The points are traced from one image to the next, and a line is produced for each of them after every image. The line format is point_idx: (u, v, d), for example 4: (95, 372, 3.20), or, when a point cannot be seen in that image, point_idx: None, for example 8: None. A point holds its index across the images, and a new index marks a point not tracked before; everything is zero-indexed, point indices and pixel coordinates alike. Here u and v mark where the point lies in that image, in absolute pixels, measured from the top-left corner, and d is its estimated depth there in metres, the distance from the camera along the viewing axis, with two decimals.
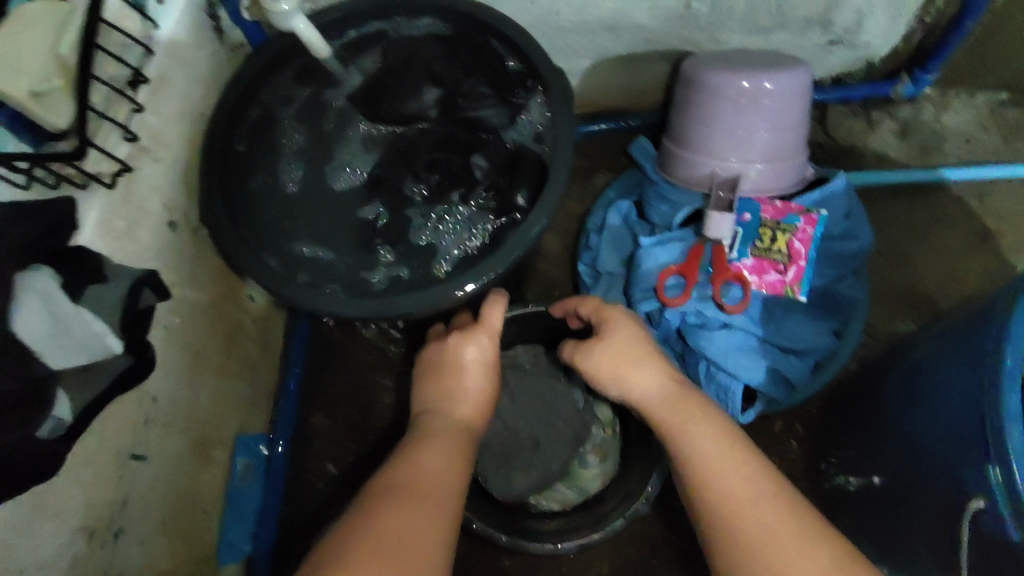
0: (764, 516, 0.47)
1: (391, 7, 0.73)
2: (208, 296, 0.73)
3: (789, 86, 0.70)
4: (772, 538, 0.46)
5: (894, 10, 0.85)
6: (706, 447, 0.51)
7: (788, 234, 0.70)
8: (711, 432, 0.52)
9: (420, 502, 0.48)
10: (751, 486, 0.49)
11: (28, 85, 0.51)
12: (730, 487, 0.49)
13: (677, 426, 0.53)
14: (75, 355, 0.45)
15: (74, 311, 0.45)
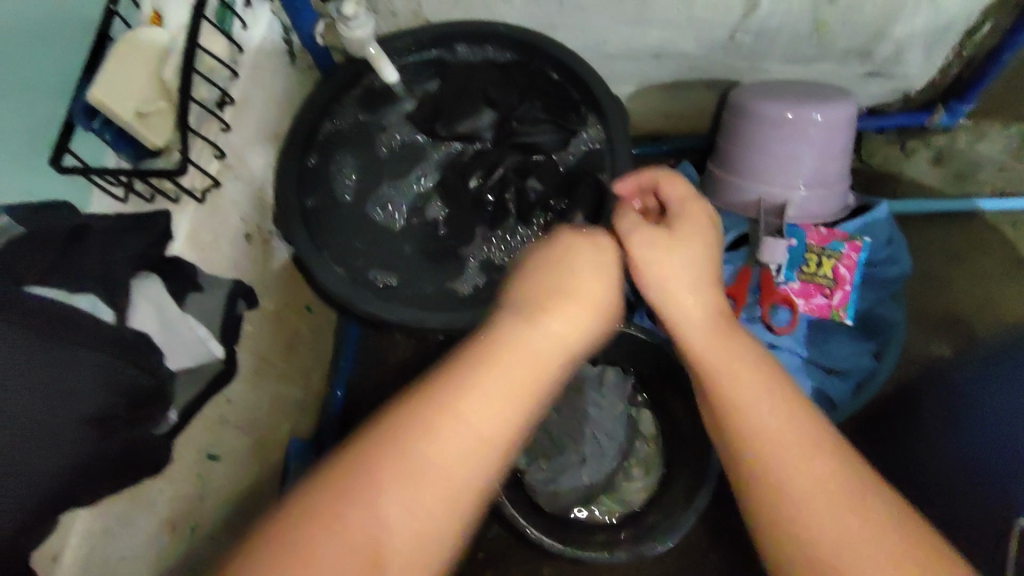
0: (826, 509, 0.36)
1: (451, 35, 0.77)
2: (274, 303, 0.77)
3: (835, 117, 0.73)
4: (836, 537, 0.35)
5: (932, 44, 0.87)
6: (770, 413, 0.40)
7: (833, 259, 0.71)
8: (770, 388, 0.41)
9: (422, 463, 0.35)
10: (824, 470, 0.37)
11: (135, 106, 0.56)
12: (797, 468, 0.37)
13: (730, 374, 0.41)
14: (185, 356, 0.51)
15: (180, 316, 0.50)
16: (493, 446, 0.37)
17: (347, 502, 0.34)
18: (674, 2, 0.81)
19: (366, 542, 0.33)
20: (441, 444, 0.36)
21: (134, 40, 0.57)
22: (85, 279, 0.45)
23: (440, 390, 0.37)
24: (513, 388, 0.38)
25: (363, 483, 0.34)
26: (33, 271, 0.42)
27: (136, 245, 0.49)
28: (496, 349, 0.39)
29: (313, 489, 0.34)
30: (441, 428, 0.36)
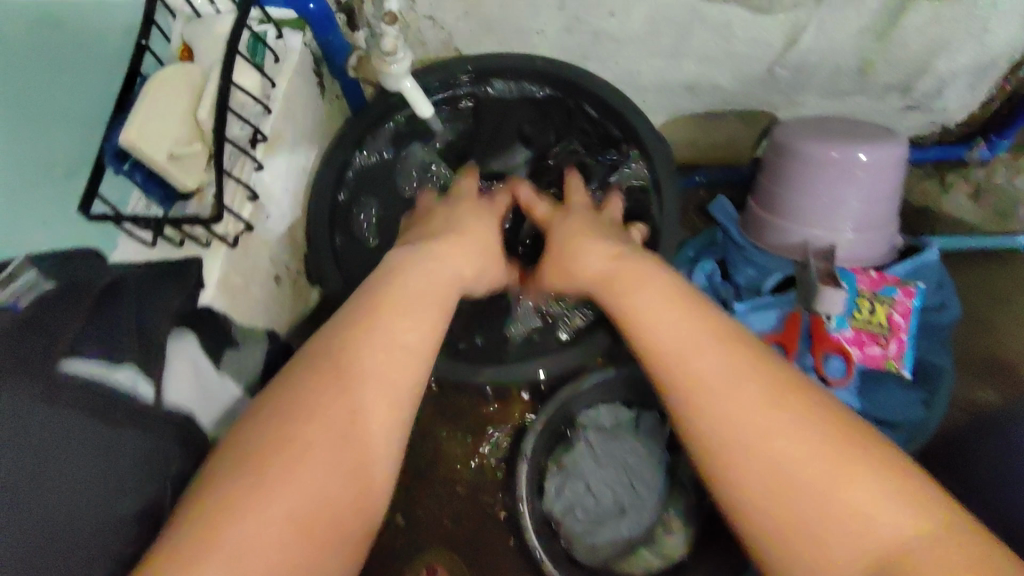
0: (733, 408, 0.46)
1: (487, 72, 0.75)
2: (300, 346, 0.74)
3: (885, 158, 0.70)
4: (755, 430, 0.44)
5: (975, 79, 0.84)
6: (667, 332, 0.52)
7: (886, 306, 0.69)
8: (655, 298, 0.54)
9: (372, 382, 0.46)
10: (730, 373, 0.47)
11: (168, 148, 0.53)
12: (700, 377, 0.48)
13: (645, 313, 0.53)
14: (223, 424, 0.51)
15: (218, 381, 0.50)
16: (413, 352, 0.48)
17: (310, 424, 0.42)
18: (711, 34, 0.77)
19: (342, 451, 0.42)
20: (370, 372, 0.45)
21: (164, 79, 0.55)
22: (120, 346, 0.42)
23: (349, 328, 0.48)
24: (428, 304, 0.52)
25: (323, 405, 0.43)
26: (64, 345, 0.39)
27: (170, 300, 0.47)
28: (398, 286, 0.52)
29: (280, 418, 0.42)
30: (375, 349, 0.47)
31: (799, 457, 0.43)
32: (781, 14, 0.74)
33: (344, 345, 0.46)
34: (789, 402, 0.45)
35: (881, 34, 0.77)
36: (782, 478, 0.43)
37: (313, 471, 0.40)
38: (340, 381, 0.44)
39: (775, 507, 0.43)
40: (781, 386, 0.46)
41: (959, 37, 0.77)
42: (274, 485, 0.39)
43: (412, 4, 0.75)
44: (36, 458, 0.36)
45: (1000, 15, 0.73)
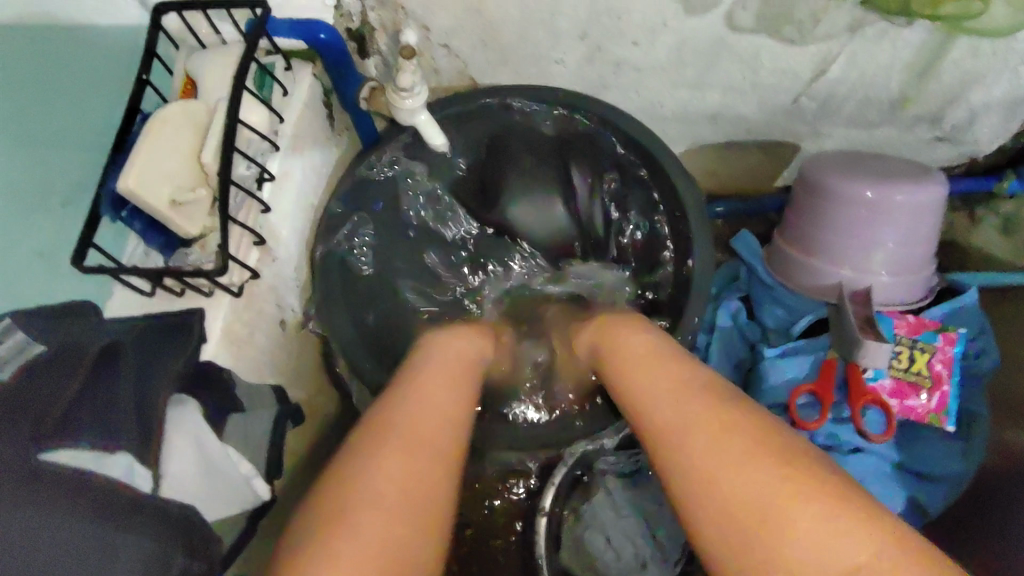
0: (698, 446, 0.47)
1: (506, 97, 0.71)
2: (306, 392, 0.70)
3: (922, 199, 0.67)
4: (710, 465, 0.46)
5: (1009, 112, 0.80)
6: (650, 379, 0.55)
7: (927, 354, 0.68)
8: (642, 349, 0.59)
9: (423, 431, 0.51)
10: (692, 411, 0.50)
11: (169, 194, 0.50)
12: (668, 417, 0.51)
13: (627, 373, 0.57)
14: (227, 504, 0.47)
15: (221, 454, 0.45)
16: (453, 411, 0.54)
17: (377, 462, 0.47)
18: (737, 65, 0.74)
19: (407, 486, 0.46)
20: (426, 430, 0.51)
21: (168, 117, 0.51)
22: (119, 427, 0.38)
23: (402, 392, 0.54)
24: (445, 381, 0.57)
25: (375, 466, 0.47)
26: (54, 433, 0.34)
27: (171, 366, 0.43)
28: (418, 374, 0.57)
29: (333, 490, 0.45)
30: (409, 413, 0.51)
31: (755, 488, 0.44)
32: (812, 45, 0.70)
33: (387, 414, 0.51)
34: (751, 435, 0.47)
35: (915, 66, 0.73)
36: (742, 506, 0.43)
37: (374, 526, 0.43)
38: (384, 443, 0.48)
39: (733, 537, 0.43)
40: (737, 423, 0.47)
41: (996, 71, 0.73)
42: (345, 539, 0.42)
43: (426, 33, 0.70)
44: (28, 546, 0.31)
45: None
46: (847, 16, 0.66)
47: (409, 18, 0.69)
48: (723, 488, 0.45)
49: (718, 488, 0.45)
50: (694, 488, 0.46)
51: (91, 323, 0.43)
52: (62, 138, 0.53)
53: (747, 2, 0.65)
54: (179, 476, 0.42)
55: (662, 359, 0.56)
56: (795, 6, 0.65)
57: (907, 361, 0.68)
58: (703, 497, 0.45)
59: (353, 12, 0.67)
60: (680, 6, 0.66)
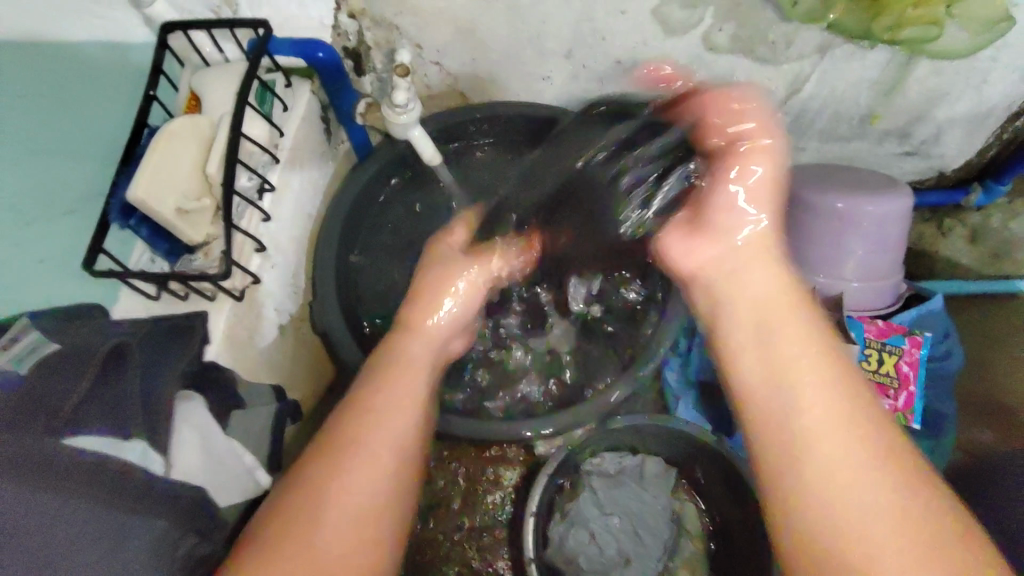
0: (835, 452, 0.37)
1: (506, 112, 0.76)
2: (300, 393, 0.72)
3: (889, 209, 0.71)
4: (839, 480, 0.36)
5: (972, 128, 0.85)
6: (800, 360, 0.41)
7: (895, 356, 0.71)
8: (794, 322, 0.43)
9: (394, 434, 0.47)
10: (836, 411, 0.39)
11: (176, 202, 0.52)
12: (824, 421, 0.38)
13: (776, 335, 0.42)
14: (233, 493, 0.50)
15: (226, 444, 0.49)
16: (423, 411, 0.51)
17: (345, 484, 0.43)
18: (715, 83, 0.78)
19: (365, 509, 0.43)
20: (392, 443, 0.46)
21: (176, 130, 0.55)
22: (128, 417, 0.41)
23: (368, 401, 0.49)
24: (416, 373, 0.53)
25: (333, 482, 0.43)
26: (67, 426, 0.37)
27: (177, 364, 0.46)
28: (389, 381, 0.50)
29: (295, 500, 0.42)
30: (364, 426, 0.46)
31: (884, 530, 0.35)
32: (786, 64, 0.74)
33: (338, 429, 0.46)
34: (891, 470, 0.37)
35: (882, 85, 0.77)
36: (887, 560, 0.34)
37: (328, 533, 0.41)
38: (335, 458, 0.44)
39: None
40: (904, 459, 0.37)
41: (958, 89, 0.78)
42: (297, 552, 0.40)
43: (420, 51, 0.74)
44: (44, 526, 0.33)
45: (1000, 69, 0.74)
46: (817, 37, 0.70)
47: (403, 37, 0.72)
48: (845, 508, 0.36)
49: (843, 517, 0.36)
50: (820, 508, 0.36)
51: (100, 324, 0.45)
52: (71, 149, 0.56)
53: (723, 24, 0.69)
54: (188, 462, 0.46)
55: (816, 344, 0.41)
56: (768, 28, 0.69)
57: (876, 363, 0.72)
58: (813, 511, 0.37)
59: (350, 32, 0.71)
60: (660, 27, 0.70)
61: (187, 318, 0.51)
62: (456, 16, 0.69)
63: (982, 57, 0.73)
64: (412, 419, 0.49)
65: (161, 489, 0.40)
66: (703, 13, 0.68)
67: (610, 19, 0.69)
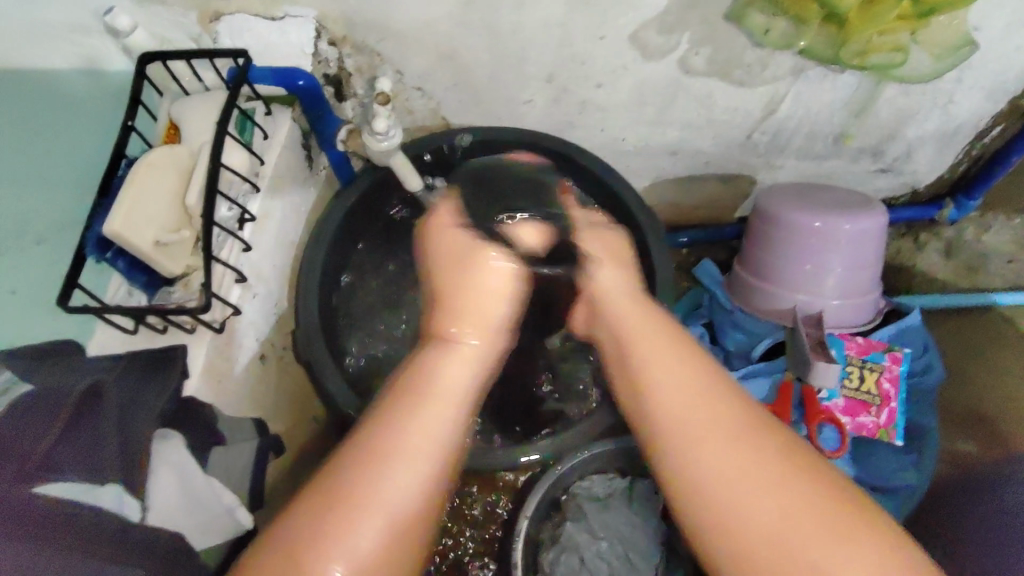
0: (725, 471, 0.42)
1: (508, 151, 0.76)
2: (283, 422, 0.71)
3: (866, 228, 0.72)
4: (720, 479, 0.42)
5: (944, 144, 0.86)
6: (655, 358, 0.48)
7: (876, 373, 0.74)
8: (666, 346, 0.48)
9: (419, 467, 0.42)
10: (708, 410, 0.44)
11: (154, 235, 0.52)
12: (668, 383, 0.46)
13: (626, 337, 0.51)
14: (213, 535, 0.50)
15: (203, 481, 0.48)
16: (442, 447, 0.43)
17: (361, 508, 0.40)
18: (693, 104, 0.79)
19: (375, 549, 0.40)
20: (416, 478, 0.41)
21: (152, 159, 0.54)
22: (104, 465, 0.40)
23: (405, 419, 0.43)
24: (455, 376, 0.46)
25: (368, 488, 0.40)
26: (39, 472, 0.36)
27: (156, 403, 0.46)
28: (442, 374, 0.46)
29: (350, 469, 0.41)
30: (404, 429, 0.43)
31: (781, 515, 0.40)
32: (761, 86, 0.76)
33: (386, 423, 0.43)
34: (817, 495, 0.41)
35: (854, 106, 0.79)
36: (717, 476, 0.42)
37: (390, 508, 0.40)
38: (388, 455, 0.42)
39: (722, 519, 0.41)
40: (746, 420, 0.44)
41: (926, 108, 0.80)
42: (362, 518, 0.40)
43: (400, 77, 0.74)
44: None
45: (965, 89, 0.76)
46: (790, 60, 0.72)
47: (385, 63, 0.72)
48: (769, 537, 0.40)
49: (707, 472, 0.42)
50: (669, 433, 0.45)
51: (76, 361, 0.45)
52: (47, 178, 0.55)
53: (699, 48, 0.70)
54: (165, 500, 0.46)
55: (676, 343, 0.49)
56: (742, 52, 0.70)
57: (858, 380, 0.74)
58: (705, 500, 0.42)
59: (331, 59, 0.69)
60: (638, 52, 0.70)
61: (164, 352, 0.50)
62: (436, 42, 0.69)
63: (948, 78, 0.74)
64: (456, 427, 0.44)
65: (130, 533, 0.40)
66: (679, 38, 0.69)
67: (589, 44, 0.69)
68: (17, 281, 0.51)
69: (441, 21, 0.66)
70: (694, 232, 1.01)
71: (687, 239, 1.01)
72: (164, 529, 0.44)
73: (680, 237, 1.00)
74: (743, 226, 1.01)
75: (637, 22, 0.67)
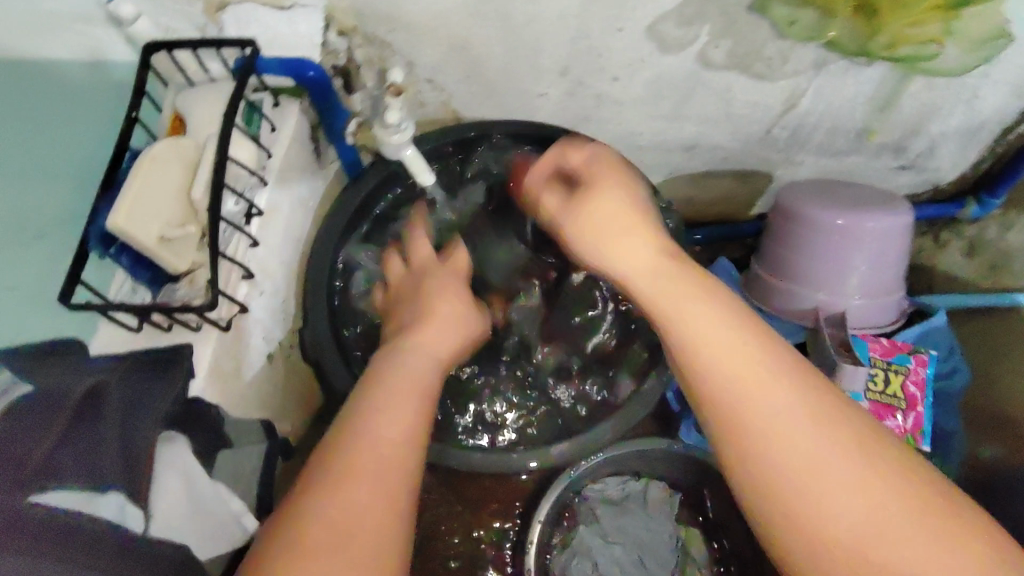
0: (812, 475, 0.36)
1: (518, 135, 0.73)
2: (291, 422, 0.70)
3: (891, 226, 0.69)
4: (814, 486, 0.36)
5: (968, 141, 0.84)
6: (713, 341, 0.41)
7: (901, 376, 0.72)
8: (718, 314, 0.42)
9: (376, 449, 0.44)
10: (789, 411, 0.38)
11: (158, 231, 0.50)
12: (730, 375, 0.40)
13: (695, 326, 0.42)
14: (222, 543, 0.49)
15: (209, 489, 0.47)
16: (400, 432, 0.46)
17: (342, 491, 0.42)
18: (712, 98, 0.76)
19: (347, 532, 0.40)
20: (377, 463, 0.43)
21: (157, 151, 0.52)
22: (107, 472, 0.38)
23: (364, 410, 0.46)
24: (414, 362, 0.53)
25: (354, 470, 0.43)
26: (38, 478, 0.34)
27: (160, 406, 0.44)
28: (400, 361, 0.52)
29: (320, 465, 0.44)
30: (371, 409, 0.47)
31: (875, 526, 0.35)
32: (782, 79, 0.73)
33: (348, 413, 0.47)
34: (839, 417, 0.38)
35: (877, 101, 0.77)
36: (811, 494, 0.36)
37: (359, 495, 0.42)
38: (349, 442, 0.44)
39: (809, 544, 0.36)
40: (838, 425, 0.38)
41: (951, 103, 0.77)
42: (339, 500, 0.41)
43: (411, 70, 0.72)
44: None
45: (992, 84, 0.74)
46: (812, 54, 0.69)
47: (395, 54, 0.70)
48: (858, 536, 0.35)
49: (795, 484, 0.37)
50: (741, 433, 0.38)
51: (77, 361, 0.43)
52: (50, 171, 0.53)
53: (719, 41, 0.68)
54: (168, 509, 0.44)
55: (744, 329, 0.41)
56: (764, 45, 0.68)
57: (883, 383, 0.72)
58: (785, 513, 0.37)
59: (340, 50, 0.67)
60: (656, 44, 0.68)
61: (168, 352, 0.48)
62: (448, 34, 0.67)
63: (976, 73, 0.72)
64: (414, 413, 0.48)
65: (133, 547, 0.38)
66: (699, 30, 0.66)
67: (606, 37, 0.67)
68: (19, 277, 0.49)
69: (454, 12, 0.64)
70: (711, 230, 0.99)
71: (703, 236, 0.99)
72: (168, 541, 0.42)
73: (696, 235, 0.98)
74: (760, 223, 0.99)
75: (655, 14, 0.64)
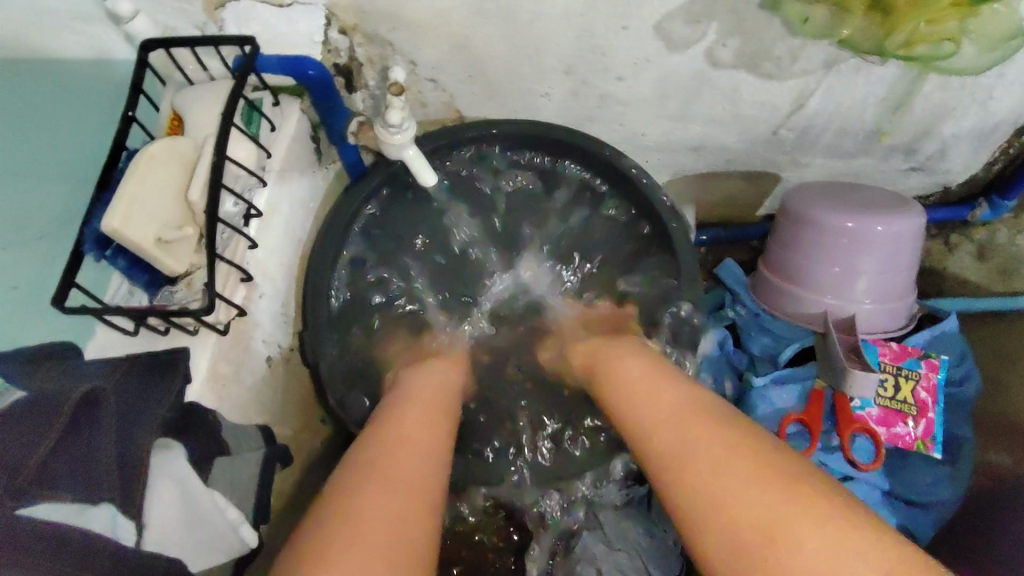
0: (706, 472, 0.48)
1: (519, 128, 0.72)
2: (292, 426, 0.69)
3: (901, 230, 0.68)
4: (711, 482, 0.47)
5: (979, 143, 0.82)
6: (635, 391, 0.59)
7: (912, 381, 0.71)
8: (642, 370, 0.61)
9: (407, 456, 0.51)
10: (687, 431, 0.52)
11: (155, 232, 0.49)
12: (653, 415, 0.55)
13: (625, 384, 0.61)
14: (217, 554, 0.48)
15: (206, 497, 0.46)
16: (428, 449, 0.53)
17: (380, 486, 0.47)
18: (719, 98, 0.75)
19: (389, 520, 0.45)
20: (410, 467, 0.50)
21: (154, 150, 0.51)
22: (103, 481, 0.37)
23: (393, 429, 0.54)
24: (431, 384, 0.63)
25: (391, 471, 0.49)
26: (32, 488, 0.34)
27: (157, 411, 0.43)
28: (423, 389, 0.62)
29: (359, 463, 0.50)
30: (399, 426, 0.54)
31: (763, 505, 0.44)
32: (791, 79, 0.72)
33: (381, 429, 0.54)
34: (733, 432, 0.50)
35: (888, 101, 0.75)
36: (710, 491, 0.47)
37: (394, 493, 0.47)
38: (385, 450, 0.51)
39: (728, 536, 0.44)
40: (731, 437, 0.49)
41: (964, 104, 0.76)
42: (377, 493, 0.46)
43: (413, 69, 0.71)
44: None
45: (1005, 85, 0.72)
46: (823, 53, 0.68)
47: (397, 54, 0.68)
48: (745, 515, 0.44)
49: (702, 486, 0.47)
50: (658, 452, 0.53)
51: (72, 365, 0.42)
52: (49, 170, 0.52)
53: (727, 40, 0.67)
54: (164, 519, 0.43)
55: (660, 382, 0.58)
56: (773, 44, 0.67)
57: (893, 389, 0.71)
58: (698, 508, 0.47)
59: (341, 48, 0.66)
60: (663, 43, 0.67)
61: (164, 356, 0.47)
62: (451, 32, 0.65)
63: (990, 73, 0.70)
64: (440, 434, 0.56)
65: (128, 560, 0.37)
66: (707, 29, 0.65)
67: (612, 35, 0.66)
68: (17, 278, 0.48)
69: (459, 10, 0.63)
70: (717, 231, 0.98)
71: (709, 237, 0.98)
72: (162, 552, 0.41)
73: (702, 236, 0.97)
74: (767, 225, 0.98)
75: (662, 12, 0.63)
